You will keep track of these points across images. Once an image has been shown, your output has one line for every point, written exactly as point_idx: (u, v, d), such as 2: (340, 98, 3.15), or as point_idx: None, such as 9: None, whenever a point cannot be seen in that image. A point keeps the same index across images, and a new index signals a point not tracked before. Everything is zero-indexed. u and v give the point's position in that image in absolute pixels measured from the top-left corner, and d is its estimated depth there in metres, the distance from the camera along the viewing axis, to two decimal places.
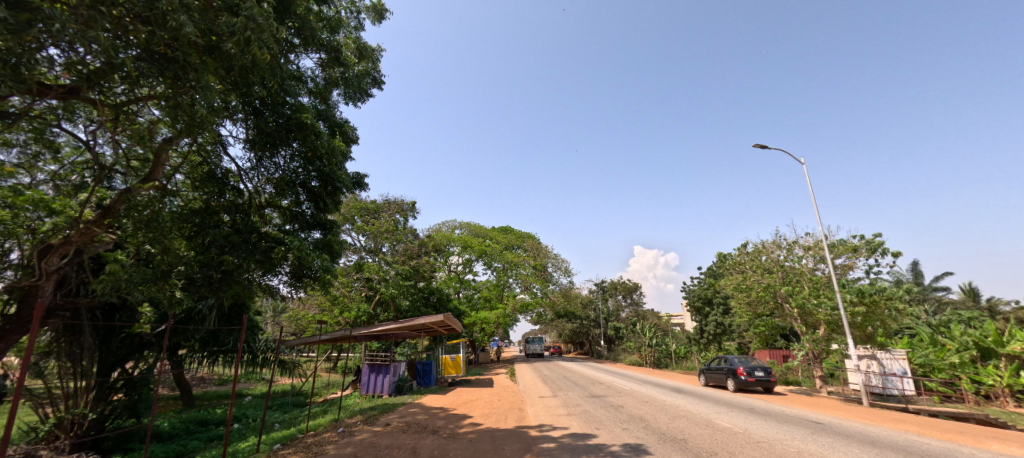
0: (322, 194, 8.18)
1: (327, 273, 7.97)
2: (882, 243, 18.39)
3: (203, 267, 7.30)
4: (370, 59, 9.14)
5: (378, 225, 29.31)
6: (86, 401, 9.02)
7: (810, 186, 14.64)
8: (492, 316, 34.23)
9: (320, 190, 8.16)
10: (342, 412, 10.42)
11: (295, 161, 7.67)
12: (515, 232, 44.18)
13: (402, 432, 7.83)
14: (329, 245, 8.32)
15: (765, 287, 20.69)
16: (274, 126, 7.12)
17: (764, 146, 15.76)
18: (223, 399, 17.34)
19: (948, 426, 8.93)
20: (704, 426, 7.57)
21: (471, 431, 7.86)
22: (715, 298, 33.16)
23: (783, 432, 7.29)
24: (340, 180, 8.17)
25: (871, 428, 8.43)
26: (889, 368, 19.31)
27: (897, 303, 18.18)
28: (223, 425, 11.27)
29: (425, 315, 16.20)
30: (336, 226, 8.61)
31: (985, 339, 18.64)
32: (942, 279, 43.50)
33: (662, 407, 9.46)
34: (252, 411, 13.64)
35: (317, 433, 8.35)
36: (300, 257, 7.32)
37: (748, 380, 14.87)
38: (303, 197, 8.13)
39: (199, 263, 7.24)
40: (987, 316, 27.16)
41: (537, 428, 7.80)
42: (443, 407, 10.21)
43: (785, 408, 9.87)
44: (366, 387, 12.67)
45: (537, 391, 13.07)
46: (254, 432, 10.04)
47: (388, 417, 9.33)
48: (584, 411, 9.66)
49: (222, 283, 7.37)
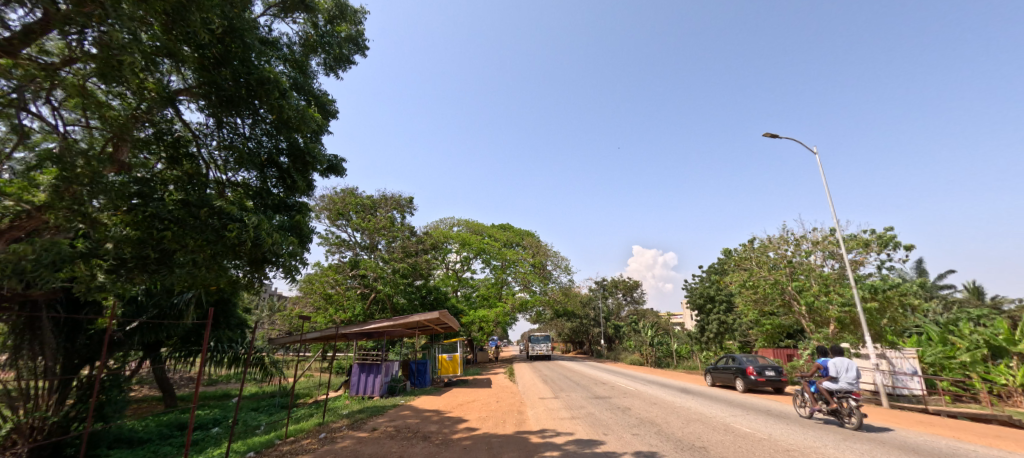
0: (291, 170, 7.58)
1: (292, 258, 7.18)
2: (893, 236, 17.66)
3: (137, 246, 5.84)
4: (352, 25, 8.51)
5: (374, 221, 28.57)
6: (49, 403, 8.37)
7: (823, 178, 13.68)
8: (491, 315, 33.50)
9: (290, 166, 7.60)
10: (328, 416, 9.69)
11: (259, 129, 6.96)
12: (514, 229, 43.42)
13: (390, 438, 7.12)
14: (297, 227, 7.54)
15: (773, 283, 20.01)
16: (233, 84, 6.32)
17: (775, 135, 15.06)
18: (209, 400, 16.60)
19: (982, 430, 8.24)
20: (723, 432, 6.85)
21: (466, 437, 7.15)
22: (718, 296, 32.49)
23: (811, 438, 6.58)
24: (312, 155, 7.68)
25: (903, 432, 7.71)
26: (899, 368, 18.67)
27: (911, 299, 17.51)
28: (199, 429, 10.63)
29: (419, 313, 15.44)
30: (306, 209, 7.93)
31: (997, 337, 18.06)
32: (946, 277, 42.96)
33: (673, 410, 8.73)
34: (237, 413, 12.92)
35: (296, 439, 7.61)
36: (258, 237, 6.25)
37: (758, 380, 14.17)
38: (270, 173, 7.44)
39: (133, 242, 5.78)
40: (995, 314, 26.61)
41: (539, 434, 7.09)
42: (437, 410, 9.50)
43: (807, 411, 9.16)
44: (355, 389, 11.93)
45: (537, 392, 12.37)
46: (232, 438, 9.32)
47: (377, 422, 8.62)
48: (589, 414, 8.93)
49: (161, 267, 5.93)
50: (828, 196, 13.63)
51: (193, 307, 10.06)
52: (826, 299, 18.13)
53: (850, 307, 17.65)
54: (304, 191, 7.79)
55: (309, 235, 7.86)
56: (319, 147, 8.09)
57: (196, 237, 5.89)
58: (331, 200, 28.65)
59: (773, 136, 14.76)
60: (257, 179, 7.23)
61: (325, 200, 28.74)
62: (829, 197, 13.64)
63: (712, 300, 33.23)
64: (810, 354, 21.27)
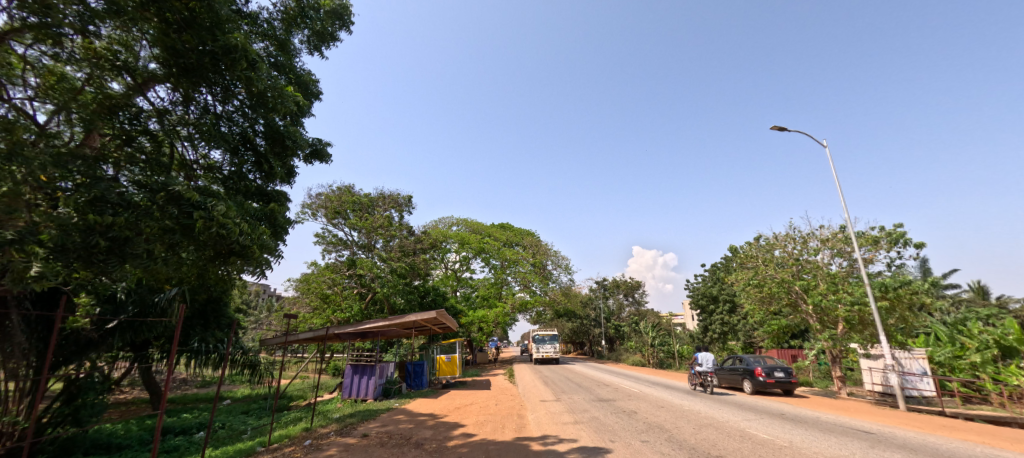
0: (269, 154, 7.46)
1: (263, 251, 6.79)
2: (904, 233, 17.13)
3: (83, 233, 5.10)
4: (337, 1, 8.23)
5: (371, 220, 28.07)
6: (18, 408, 7.88)
7: (832, 169, 13.90)
8: (491, 315, 33.00)
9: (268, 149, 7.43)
10: (318, 421, 9.22)
11: (235, 112, 6.73)
12: (514, 229, 42.96)
13: (379, 445, 6.63)
14: (272, 216, 7.31)
15: (779, 283, 19.45)
16: (198, 55, 5.81)
17: (783, 127, 14.57)
18: (200, 403, 16.16)
19: (1011, 435, 7.76)
20: (740, 439, 6.36)
21: (462, 444, 6.66)
22: (721, 295, 32.00)
23: (834, 445, 6.11)
24: (292, 139, 7.70)
25: (929, 438, 7.22)
26: (908, 368, 18.33)
27: (923, 297, 16.99)
28: (183, 435, 10.14)
29: (416, 312, 14.90)
30: (282, 197, 7.83)
31: (1008, 337, 17.61)
32: (951, 276, 42.39)
33: (683, 414, 8.25)
34: (225, 417, 12.45)
35: (280, 446, 7.12)
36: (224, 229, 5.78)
37: (766, 381, 13.69)
38: (248, 159, 7.28)
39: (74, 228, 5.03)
40: (1004, 313, 26.10)
41: (540, 441, 6.60)
42: (432, 415, 9.00)
43: (822, 415, 8.72)
44: (348, 391, 11.41)
45: (538, 395, 11.87)
46: (215, 444, 8.83)
47: (368, 427, 8.14)
48: (593, 419, 8.45)
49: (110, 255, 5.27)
50: (838, 189, 13.71)
51: (177, 304, 9.71)
52: (835, 297, 17.61)
53: (859, 306, 17.15)
54: (281, 178, 7.70)
55: (284, 225, 7.62)
56: (300, 132, 8.03)
57: (152, 225, 5.37)
58: (327, 198, 28.15)
59: (781, 129, 14.44)
60: (233, 165, 7.12)
61: (321, 199, 28.25)
62: (840, 189, 13.78)
63: (715, 300, 32.72)
64: (816, 355, 20.80)
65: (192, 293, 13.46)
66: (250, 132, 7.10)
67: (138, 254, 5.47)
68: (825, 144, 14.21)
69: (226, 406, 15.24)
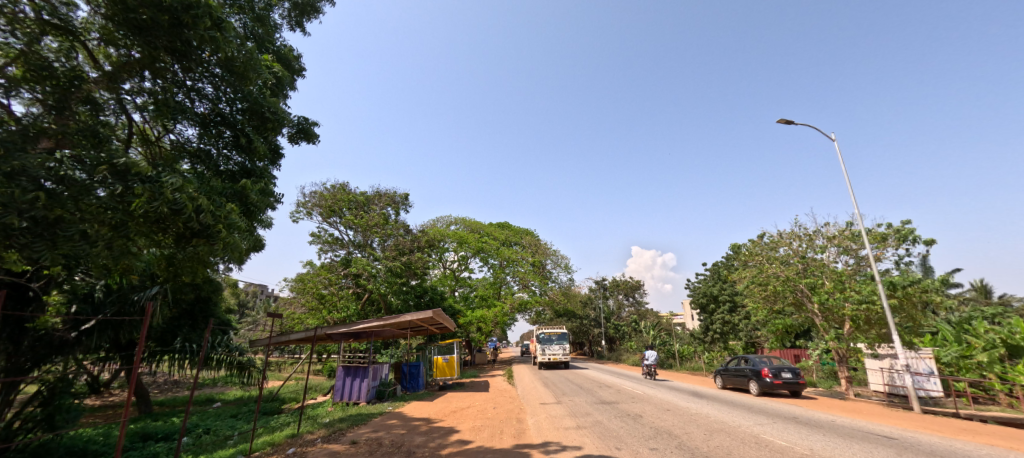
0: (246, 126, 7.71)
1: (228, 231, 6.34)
2: (913, 230, 16.75)
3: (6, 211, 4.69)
4: None
5: (367, 218, 27.57)
6: None
7: (841, 162, 13.66)
8: (490, 315, 32.51)
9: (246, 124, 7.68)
10: (306, 426, 8.77)
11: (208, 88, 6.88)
12: (513, 228, 42.50)
13: (368, 454, 6.18)
14: (243, 193, 7.32)
15: (784, 281, 18.99)
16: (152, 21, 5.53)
17: (790, 120, 14.15)
18: (189, 405, 15.75)
19: None
20: (756, 446, 5.94)
21: (457, 452, 6.22)
22: (723, 295, 31.57)
23: (857, 453, 5.69)
24: (268, 109, 7.82)
25: (952, 444, 6.83)
26: (915, 368, 17.97)
27: (932, 296, 16.58)
28: (167, 440, 9.65)
29: (412, 312, 14.35)
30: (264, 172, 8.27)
31: (1015, 336, 17.26)
32: (954, 274, 41.99)
33: (691, 418, 7.83)
34: (212, 422, 11.98)
35: (262, 455, 6.67)
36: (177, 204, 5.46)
37: (773, 382, 13.25)
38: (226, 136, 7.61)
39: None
40: (1010, 312, 25.71)
41: (541, 449, 6.17)
42: (427, 419, 8.56)
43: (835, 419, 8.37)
44: (340, 394, 10.94)
45: (538, 397, 11.43)
46: (197, 450, 8.38)
47: (358, 432, 7.68)
48: (597, 423, 8.01)
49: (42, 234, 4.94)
50: (848, 184, 13.52)
51: (158, 305, 9.23)
52: (843, 295, 17.16)
53: (867, 304, 16.75)
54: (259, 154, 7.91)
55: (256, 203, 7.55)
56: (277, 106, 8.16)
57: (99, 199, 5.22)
58: (322, 196, 27.64)
59: (788, 122, 14.04)
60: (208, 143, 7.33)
61: (317, 196, 27.73)
62: (850, 185, 13.56)
63: (716, 299, 32.28)
64: (820, 355, 20.41)
65: (175, 290, 12.93)
66: (221, 107, 7.25)
67: (71, 237, 5.08)
68: (834, 137, 13.84)
69: (217, 409, 14.81)
